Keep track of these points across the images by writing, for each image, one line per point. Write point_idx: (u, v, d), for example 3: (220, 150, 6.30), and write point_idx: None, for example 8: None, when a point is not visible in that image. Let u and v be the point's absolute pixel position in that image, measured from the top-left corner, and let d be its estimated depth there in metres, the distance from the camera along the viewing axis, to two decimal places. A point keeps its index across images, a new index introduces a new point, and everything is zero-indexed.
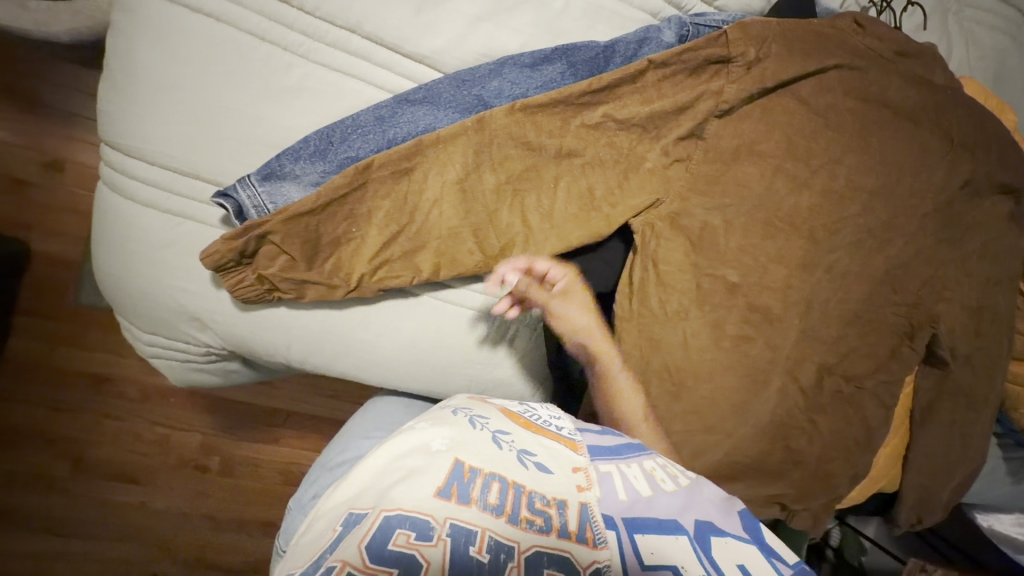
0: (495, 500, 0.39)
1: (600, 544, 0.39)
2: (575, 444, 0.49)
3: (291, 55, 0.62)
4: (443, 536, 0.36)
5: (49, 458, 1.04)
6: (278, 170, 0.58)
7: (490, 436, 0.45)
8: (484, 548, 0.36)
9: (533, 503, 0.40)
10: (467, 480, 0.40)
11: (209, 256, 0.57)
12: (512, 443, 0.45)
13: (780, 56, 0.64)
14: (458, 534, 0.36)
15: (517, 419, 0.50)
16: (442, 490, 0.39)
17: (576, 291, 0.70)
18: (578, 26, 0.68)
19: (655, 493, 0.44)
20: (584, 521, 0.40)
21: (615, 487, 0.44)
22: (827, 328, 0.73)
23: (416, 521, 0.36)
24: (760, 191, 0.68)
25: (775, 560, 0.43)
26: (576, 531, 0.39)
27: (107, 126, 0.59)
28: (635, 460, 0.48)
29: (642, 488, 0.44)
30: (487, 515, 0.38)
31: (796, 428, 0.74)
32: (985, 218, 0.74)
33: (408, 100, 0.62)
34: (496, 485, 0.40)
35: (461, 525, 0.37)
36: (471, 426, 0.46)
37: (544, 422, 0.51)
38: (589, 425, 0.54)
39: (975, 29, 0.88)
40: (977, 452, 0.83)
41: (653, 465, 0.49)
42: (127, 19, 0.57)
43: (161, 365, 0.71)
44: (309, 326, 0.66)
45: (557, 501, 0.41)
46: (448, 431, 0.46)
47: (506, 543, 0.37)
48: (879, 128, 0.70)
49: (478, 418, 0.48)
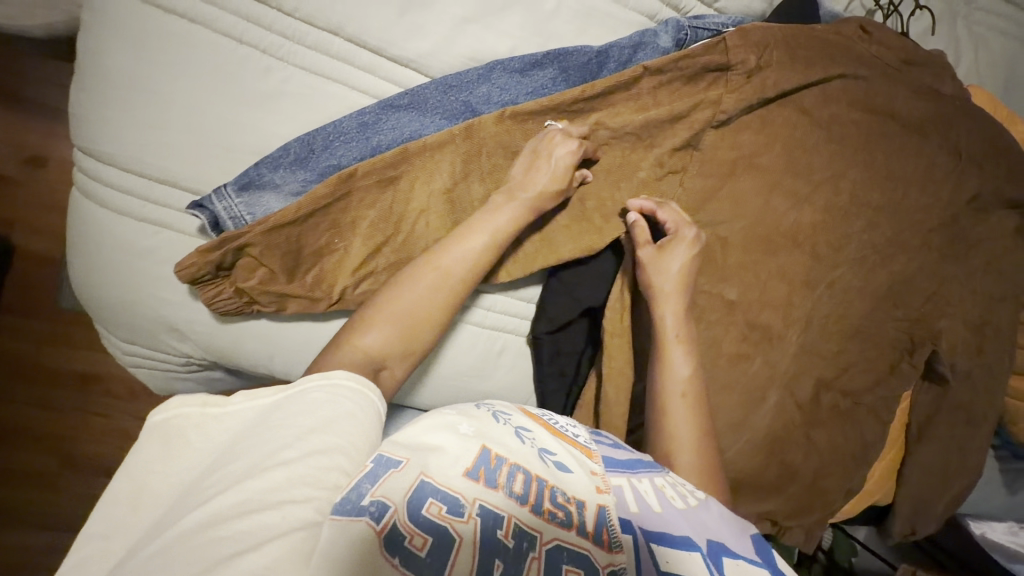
0: (520, 488, 0.38)
1: (616, 547, 0.38)
2: (590, 452, 0.46)
3: (270, 58, 0.59)
4: (473, 515, 0.36)
5: (33, 455, 1.02)
6: (256, 179, 0.56)
7: (512, 430, 0.43)
8: (510, 533, 0.36)
9: (555, 496, 0.39)
10: (494, 466, 0.39)
11: (184, 269, 0.54)
12: (533, 439, 0.43)
13: (780, 65, 0.62)
14: (486, 516, 0.36)
15: (537, 417, 0.47)
16: (471, 472, 0.38)
17: (678, 249, 0.61)
18: (572, 28, 0.66)
19: (666, 510, 0.42)
20: (600, 524, 0.39)
21: (628, 498, 0.42)
22: (825, 344, 0.72)
23: (448, 496, 0.36)
24: (760, 202, 0.66)
25: None
26: (594, 532, 0.38)
27: (79, 130, 0.57)
28: (647, 475, 0.46)
29: (653, 503, 0.43)
30: (512, 502, 0.37)
31: (791, 445, 0.72)
32: (990, 232, 0.72)
33: (393, 105, 0.59)
34: (520, 475, 0.39)
35: (489, 508, 0.36)
36: (494, 419, 0.43)
37: (562, 426, 0.48)
38: (602, 435, 0.51)
39: (985, 34, 0.85)
40: (976, 468, 0.82)
41: (663, 481, 0.46)
42: (97, 20, 0.55)
43: (142, 374, 0.69)
44: (293, 338, 0.64)
45: (577, 499, 0.40)
46: (473, 416, 0.43)
47: (529, 532, 0.36)
48: (883, 138, 0.67)
49: (501, 413, 0.45)
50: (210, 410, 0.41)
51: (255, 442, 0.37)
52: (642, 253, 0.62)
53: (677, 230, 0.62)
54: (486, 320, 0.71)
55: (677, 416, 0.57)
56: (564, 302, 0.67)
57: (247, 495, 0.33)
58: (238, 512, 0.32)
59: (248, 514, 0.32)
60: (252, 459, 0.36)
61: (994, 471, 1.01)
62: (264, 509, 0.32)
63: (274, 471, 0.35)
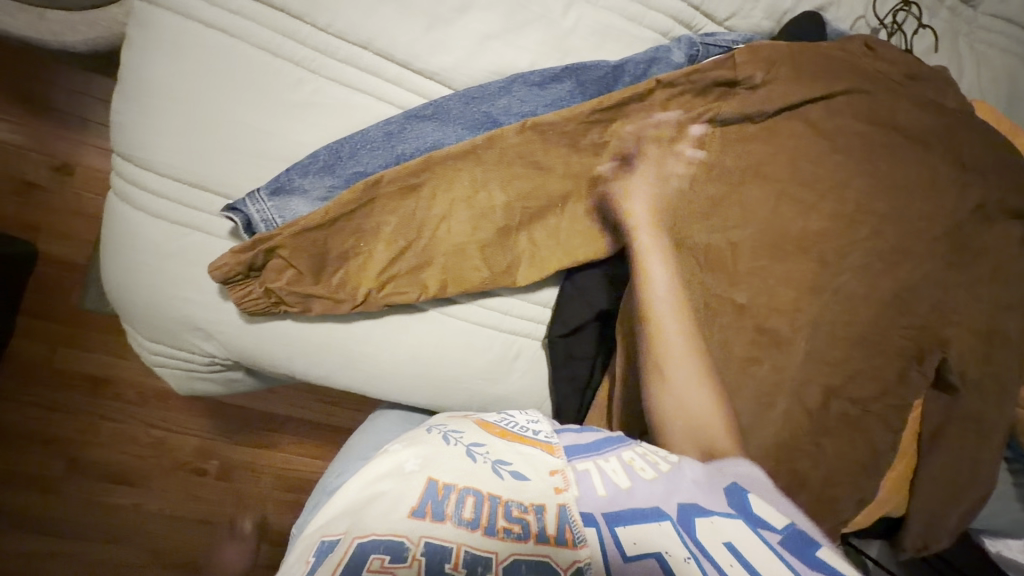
0: (470, 513, 0.39)
1: (580, 543, 0.38)
2: (552, 447, 0.47)
3: (302, 70, 0.62)
4: (418, 556, 0.35)
5: (50, 458, 1.04)
6: (287, 184, 0.59)
7: (464, 450, 0.45)
8: (459, 563, 0.35)
9: (510, 512, 0.39)
10: (441, 498, 0.39)
11: (217, 270, 0.57)
12: (486, 454, 0.45)
13: (789, 80, 0.64)
14: (434, 552, 0.35)
15: (491, 429, 0.49)
16: (416, 511, 0.38)
17: (653, 183, 0.65)
18: (588, 45, 0.69)
19: (634, 483, 0.43)
20: (562, 522, 0.39)
21: (594, 483, 0.43)
22: (833, 351, 0.72)
23: (390, 545, 0.35)
24: (768, 213, 0.68)
25: (768, 527, 0.41)
26: (555, 534, 0.39)
27: (119, 137, 0.60)
28: (614, 454, 0.47)
29: (620, 480, 0.43)
30: (463, 530, 0.37)
31: (801, 451, 0.73)
32: (996, 242, 0.74)
33: (417, 115, 0.62)
34: (471, 499, 0.40)
35: (436, 543, 0.36)
36: (444, 442, 0.45)
37: (522, 430, 0.50)
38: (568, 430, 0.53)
39: (987, 51, 0.88)
40: (989, 478, 0.81)
41: (632, 455, 0.47)
42: (140, 34, 0.58)
43: (165, 373, 0.71)
44: (316, 338, 0.66)
45: (535, 506, 0.40)
46: (421, 450, 0.45)
47: (483, 556, 0.36)
48: (887, 150, 0.69)
49: (452, 434, 0.47)
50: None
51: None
52: (627, 187, 0.64)
53: (655, 163, 0.65)
54: (502, 324, 0.72)
55: (678, 381, 0.59)
56: (578, 306, 0.70)
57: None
58: None
59: None
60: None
61: (1006, 484, 0.99)
62: None
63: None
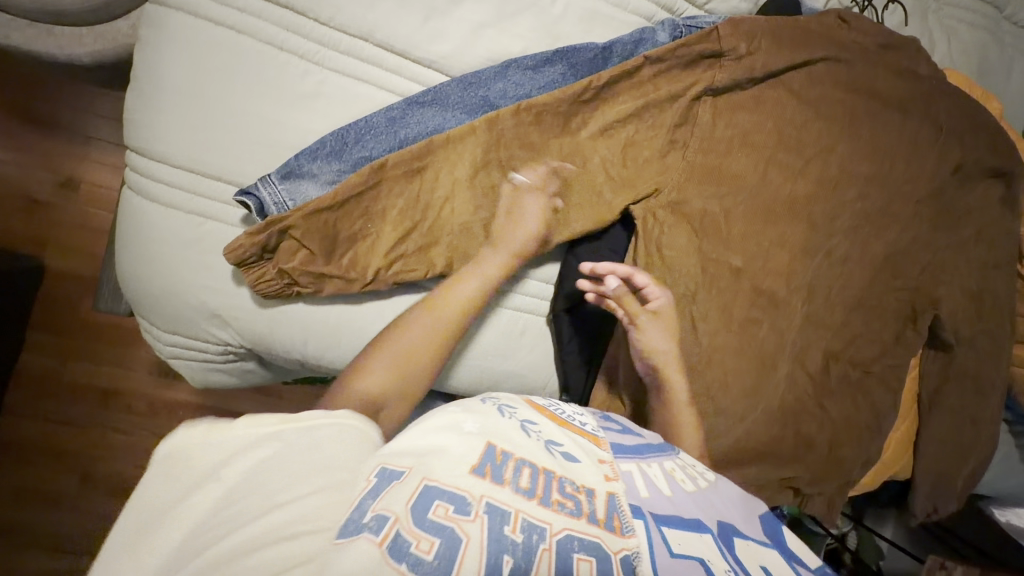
0: (527, 483, 0.39)
1: (627, 532, 0.39)
2: (598, 439, 0.48)
3: (307, 62, 0.65)
4: (479, 513, 0.36)
5: (61, 473, 1.05)
6: (297, 169, 0.61)
7: (518, 423, 0.45)
8: (517, 527, 0.36)
9: (563, 487, 0.41)
10: (500, 462, 0.40)
11: (232, 252, 0.59)
12: (540, 432, 0.45)
13: (769, 49, 0.67)
14: (493, 513, 0.37)
15: (542, 409, 0.50)
16: (477, 469, 0.39)
17: (672, 318, 0.66)
18: (577, 30, 0.72)
19: (676, 492, 0.45)
20: (611, 510, 0.41)
21: (638, 483, 0.44)
22: (831, 314, 0.75)
23: (454, 496, 0.36)
24: (757, 181, 0.71)
25: (795, 562, 0.46)
26: (604, 519, 0.40)
27: (133, 133, 0.62)
28: (656, 460, 0.49)
29: (663, 486, 0.45)
30: (520, 497, 0.38)
31: (806, 414, 0.75)
32: (978, 202, 0.77)
33: (417, 101, 0.65)
34: (527, 470, 0.40)
35: (496, 504, 0.37)
36: (500, 414, 0.45)
37: (568, 416, 0.50)
38: (610, 421, 0.54)
39: (955, 26, 0.92)
40: (993, 436, 0.83)
41: (672, 465, 0.50)
42: (153, 34, 0.61)
43: (180, 365, 0.73)
44: (326, 319, 0.68)
45: (586, 488, 0.42)
46: (479, 417, 0.45)
47: (538, 524, 0.37)
48: (868, 117, 0.73)
49: (507, 407, 0.47)
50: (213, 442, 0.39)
51: (254, 479, 0.37)
52: (641, 322, 0.64)
53: (597, 135, 0.67)
54: (507, 301, 0.74)
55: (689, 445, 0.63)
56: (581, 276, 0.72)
57: (248, 534, 0.33)
58: (246, 548, 0.32)
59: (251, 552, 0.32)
60: (187, 532, 0.33)
61: (1008, 446, 0.99)
62: (262, 547, 0.32)
63: (273, 513, 0.35)
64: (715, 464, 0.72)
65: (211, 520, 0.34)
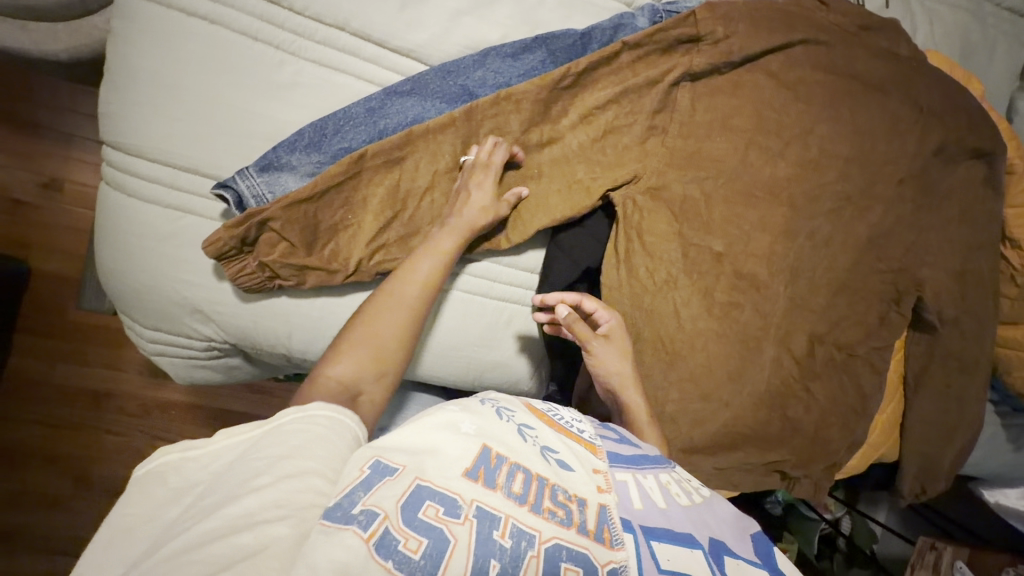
0: (519, 488, 0.39)
1: (617, 545, 0.39)
2: (594, 448, 0.47)
3: (283, 53, 0.65)
4: (469, 516, 0.36)
5: (52, 476, 1.04)
6: (275, 161, 0.61)
7: (515, 427, 0.44)
8: (506, 533, 0.36)
9: (555, 495, 0.40)
10: (493, 466, 0.39)
11: (211, 245, 0.58)
12: (536, 437, 0.44)
13: (748, 32, 0.67)
14: (484, 517, 0.36)
15: (542, 414, 0.48)
16: (469, 472, 0.39)
17: (624, 341, 0.64)
18: (556, 16, 0.72)
19: (670, 506, 0.43)
20: (601, 522, 0.40)
21: (632, 495, 0.43)
22: (814, 297, 0.75)
23: (445, 497, 0.37)
24: (739, 165, 0.71)
25: None
26: (594, 530, 0.39)
27: (107, 127, 0.61)
28: (653, 472, 0.47)
29: (657, 499, 0.43)
30: (511, 502, 0.38)
31: (791, 396, 0.76)
32: (959, 182, 0.77)
33: (396, 91, 0.64)
34: (520, 475, 0.40)
35: (487, 509, 0.37)
36: (497, 416, 0.44)
37: (567, 422, 0.48)
38: (609, 429, 0.52)
39: (937, 7, 0.92)
40: (975, 415, 0.84)
41: (668, 479, 0.47)
42: (124, 25, 0.60)
43: (164, 363, 0.72)
44: (310, 311, 0.68)
45: (578, 498, 0.41)
46: (476, 418, 0.44)
47: (527, 531, 0.37)
48: (848, 100, 0.73)
49: (505, 409, 0.46)
50: (191, 454, 0.40)
51: (229, 476, 0.37)
52: (594, 348, 0.63)
53: (577, 121, 0.66)
54: (492, 291, 0.74)
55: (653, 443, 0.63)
56: (565, 263, 0.71)
57: (224, 520, 0.34)
58: (219, 531, 0.33)
59: (225, 535, 0.33)
60: (166, 531, 0.34)
61: (993, 426, 0.99)
62: (234, 531, 0.33)
63: (247, 500, 0.35)
64: (701, 447, 0.72)
65: (198, 502, 0.36)
